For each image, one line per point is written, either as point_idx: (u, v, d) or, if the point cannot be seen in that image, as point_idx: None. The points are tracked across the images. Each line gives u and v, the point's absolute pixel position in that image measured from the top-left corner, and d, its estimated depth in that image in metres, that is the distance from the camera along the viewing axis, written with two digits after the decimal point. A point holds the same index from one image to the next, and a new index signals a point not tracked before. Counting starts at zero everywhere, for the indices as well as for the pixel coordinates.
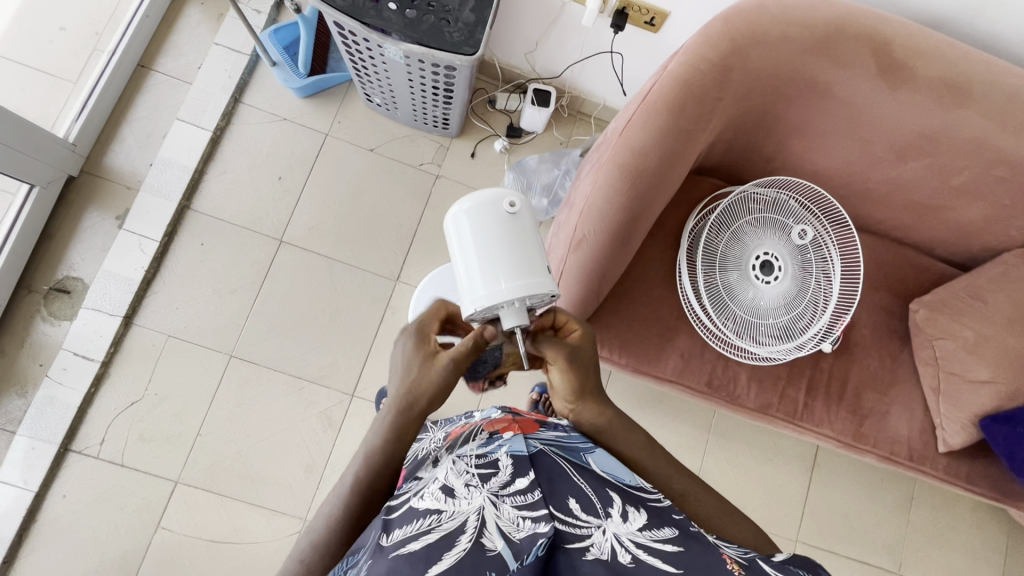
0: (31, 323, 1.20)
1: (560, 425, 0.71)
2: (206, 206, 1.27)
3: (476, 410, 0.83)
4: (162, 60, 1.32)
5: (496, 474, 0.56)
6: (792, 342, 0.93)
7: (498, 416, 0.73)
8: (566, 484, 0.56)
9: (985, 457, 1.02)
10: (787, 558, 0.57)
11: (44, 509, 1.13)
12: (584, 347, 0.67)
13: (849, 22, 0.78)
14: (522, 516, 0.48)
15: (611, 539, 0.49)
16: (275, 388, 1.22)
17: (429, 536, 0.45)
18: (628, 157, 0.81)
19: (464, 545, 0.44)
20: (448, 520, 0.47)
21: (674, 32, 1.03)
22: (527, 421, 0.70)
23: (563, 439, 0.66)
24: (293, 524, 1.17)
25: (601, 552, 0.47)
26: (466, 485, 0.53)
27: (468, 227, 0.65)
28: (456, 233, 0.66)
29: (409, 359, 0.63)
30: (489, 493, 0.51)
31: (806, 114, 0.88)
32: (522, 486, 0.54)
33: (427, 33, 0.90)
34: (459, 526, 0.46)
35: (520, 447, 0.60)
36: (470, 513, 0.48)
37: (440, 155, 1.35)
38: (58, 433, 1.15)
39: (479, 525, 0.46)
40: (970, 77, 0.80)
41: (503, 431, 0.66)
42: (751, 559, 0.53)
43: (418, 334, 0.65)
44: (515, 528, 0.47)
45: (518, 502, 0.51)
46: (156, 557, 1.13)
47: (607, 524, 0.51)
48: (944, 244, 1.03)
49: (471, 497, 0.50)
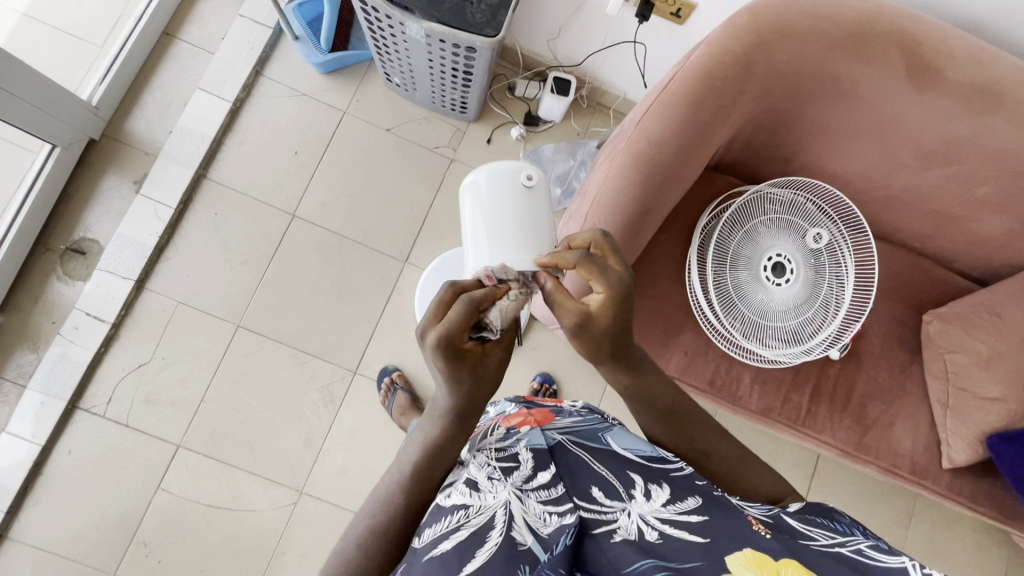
0: (47, 281, 1.22)
1: (575, 412, 0.71)
2: (222, 176, 1.28)
3: (488, 407, 0.81)
4: (187, 29, 1.33)
5: (517, 468, 0.55)
6: (800, 347, 0.91)
7: (512, 411, 0.71)
8: (587, 474, 0.56)
9: (990, 476, 1.00)
10: (803, 507, 0.55)
11: (50, 463, 1.16)
12: (597, 318, 0.58)
13: (880, 21, 0.76)
14: (549, 511, 0.51)
15: (636, 520, 0.50)
16: (279, 361, 1.23)
17: (459, 534, 0.47)
18: (643, 147, 0.79)
19: (495, 539, 0.46)
20: (476, 516, 0.49)
21: (700, 24, 1.01)
22: (542, 412, 0.69)
23: (580, 425, 0.65)
24: (289, 495, 1.19)
25: (627, 533, 0.49)
26: (488, 480, 0.53)
27: (482, 195, 0.65)
28: (470, 200, 0.66)
29: (453, 374, 0.54)
30: (513, 487, 0.52)
31: (829, 113, 0.86)
32: (544, 480, 0.54)
33: (449, 12, 0.89)
34: (488, 521, 0.49)
35: (539, 440, 0.59)
36: (497, 508, 0.50)
37: (456, 139, 1.34)
38: (67, 389, 1.17)
39: (508, 518, 0.49)
40: (1004, 83, 0.77)
41: (519, 424, 0.64)
42: (776, 516, 0.51)
43: (453, 355, 0.53)
44: (543, 522, 0.50)
45: (543, 496, 0.53)
46: (156, 517, 1.16)
47: (631, 506, 0.51)
48: (963, 257, 1.01)
49: (495, 493, 0.52)
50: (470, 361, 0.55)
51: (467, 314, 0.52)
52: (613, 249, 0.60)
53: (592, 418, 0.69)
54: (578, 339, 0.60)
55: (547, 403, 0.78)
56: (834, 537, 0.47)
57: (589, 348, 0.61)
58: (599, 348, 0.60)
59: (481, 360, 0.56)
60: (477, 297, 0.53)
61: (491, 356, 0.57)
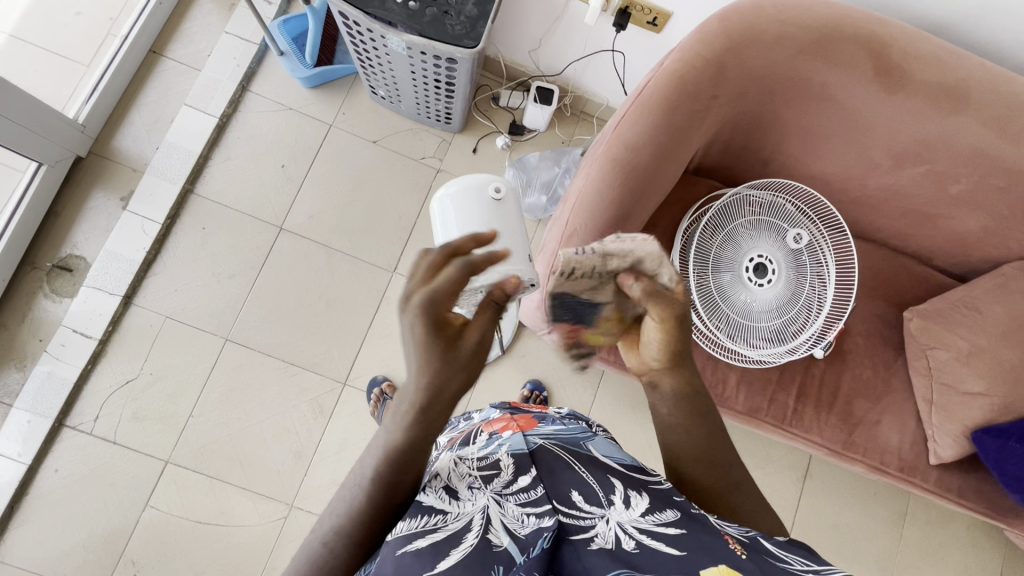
0: (34, 300, 1.22)
1: (559, 419, 0.71)
2: (209, 191, 1.29)
3: (475, 411, 0.83)
4: (174, 47, 1.34)
5: (498, 474, 0.56)
6: (784, 346, 0.92)
7: (497, 416, 0.72)
8: (568, 476, 0.55)
9: (976, 471, 1.00)
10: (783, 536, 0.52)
11: (36, 482, 1.14)
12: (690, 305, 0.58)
13: (846, 24, 0.78)
14: (527, 513, 0.50)
15: (615, 528, 0.49)
16: (268, 373, 1.23)
17: (435, 535, 0.47)
18: (620, 152, 0.81)
19: (471, 541, 0.46)
20: (454, 521, 0.49)
21: (676, 32, 1.03)
22: (526, 418, 0.70)
23: (562, 432, 0.66)
24: (279, 509, 1.18)
25: (604, 541, 0.48)
26: (469, 488, 0.54)
27: (453, 207, 0.81)
28: (442, 211, 0.82)
29: (416, 348, 0.49)
30: (493, 494, 0.53)
31: (802, 116, 0.87)
32: (524, 483, 0.54)
33: (429, 25, 0.90)
34: (464, 525, 0.48)
35: (520, 445, 0.60)
36: (474, 513, 0.50)
37: (442, 150, 1.36)
38: (54, 408, 1.16)
39: (485, 523, 0.49)
40: (968, 83, 0.79)
41: (501, 430, 0.66)
42: (753, 537, 0.50)
43: (434, 322, 0.48)
44: (520, 525, 0.49)
45: (522, 498, 0.52)
46: (143, 535, 1.14)
47: (610, 513, 0.51)
48: (942, 254, 1.02)
49: (474, 499, 0.52)
50: (444, 342, 0.48)
51: (458, 279, 0.49)
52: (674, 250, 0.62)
53: (576, 425, 0.69)
54: (679, 333, 0.58)
55: (533, 410, 0.79)
56: (810, 563, 0.46)
57: (662, 349, 0.59)
58: (676, 346, 0.59)
59: (456, 340, 0.49)
60: (476, 260, 0.49)
61: (469, 338, 0.50)
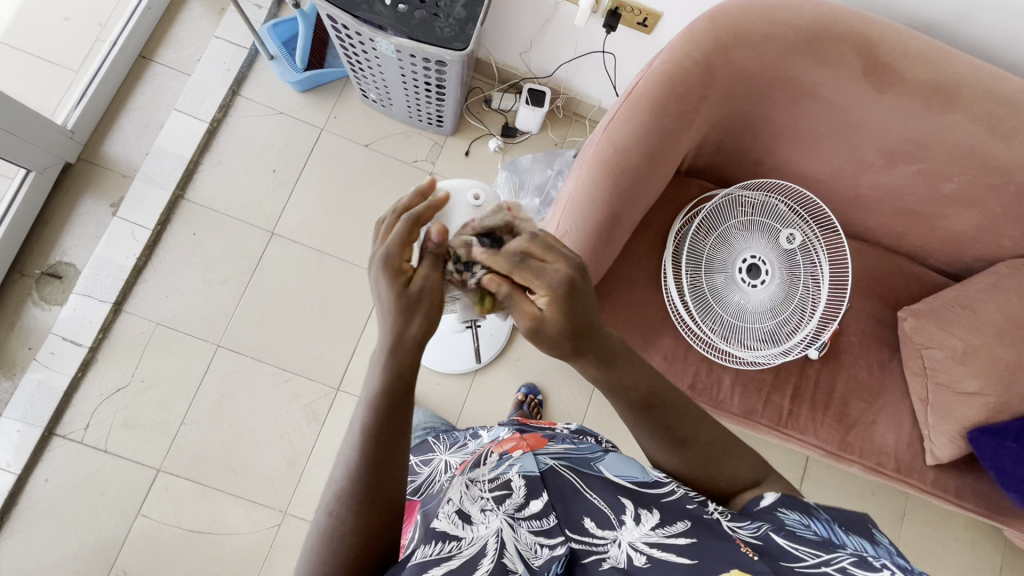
0: (23, 307, 1.21)
1: (568, 438, 0.70)
2: (199, 197, 1.28)
3: (483, 430, 0.82)
4: (163, 52, 1.34)
5: (510, 496, 0.56)
6: (778, 347, 0.91)
7: (506, 435, 0.72)
8: (580, 502, 0.55)
9: (973, 471, 0.99)
10: (779, 500, 0.51)
11: (26, 492, 1.13)
12: (548, 322, 0.52)
13: (835, 23, 0.78)
14: (540, 543, 0.51)
15: (626, 549, 0.49)
16: (260, 379, 1.22)
17: (451, 563, 0.46)
18: (610, 153, 0.80)
19: (487, 566, 0.47)
20: (468, 547, 0.48)
21: (667, 33, 1.03)
22: (535, 436, 0.70)
23: (571, 451, 0.65)
24: (272, 517, 1.17)
25: (617, 562, 0.48)
26: (482, 511, 0.54)
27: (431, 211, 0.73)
28: None
29: (383, 293, 0.51)
30: (505, 516, 0.53)
31: (793, 116, 0.87)
32: (537, 508, 0.54)
33: (417, 28, 0.90)
34: (479, 551, 0.48)
35: (530, 466, 0.60)
36: (489, 538, 0.50)
37: (434, 153, 1.35)
38: (43, 417, 1.15)
39: (499, 547, 0.49)
40: (959, 81, 0.78)
41: (512, 450, 0.65)
42: (764, 536, 0.47)
43: (392, 267, 0.50)
44: (534, 554, 0.50)
45: (534, 526, 0.53)
46: (135, 544, 1.13)
47: (622, 534, 0.50)
48: (935, 253, 1.02)
49: (488, 523, 0.52)
50: (400, 286, 0.50)
51: (409, 228, 0.52)
52: (558, 247, 0.53)
53: (588, 444, 0.68)
54: (540, 344, 0.54)
55: (540, 426, 0.78)
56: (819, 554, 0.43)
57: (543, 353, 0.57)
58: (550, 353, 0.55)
59: (415, 283, 0.51)
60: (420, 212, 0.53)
61: (420, 282, 0.51)
